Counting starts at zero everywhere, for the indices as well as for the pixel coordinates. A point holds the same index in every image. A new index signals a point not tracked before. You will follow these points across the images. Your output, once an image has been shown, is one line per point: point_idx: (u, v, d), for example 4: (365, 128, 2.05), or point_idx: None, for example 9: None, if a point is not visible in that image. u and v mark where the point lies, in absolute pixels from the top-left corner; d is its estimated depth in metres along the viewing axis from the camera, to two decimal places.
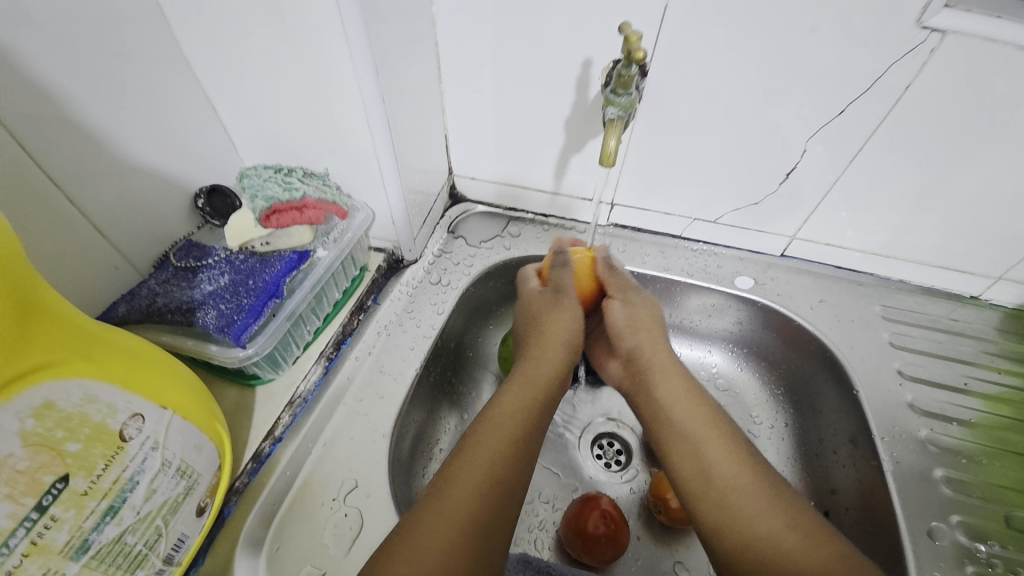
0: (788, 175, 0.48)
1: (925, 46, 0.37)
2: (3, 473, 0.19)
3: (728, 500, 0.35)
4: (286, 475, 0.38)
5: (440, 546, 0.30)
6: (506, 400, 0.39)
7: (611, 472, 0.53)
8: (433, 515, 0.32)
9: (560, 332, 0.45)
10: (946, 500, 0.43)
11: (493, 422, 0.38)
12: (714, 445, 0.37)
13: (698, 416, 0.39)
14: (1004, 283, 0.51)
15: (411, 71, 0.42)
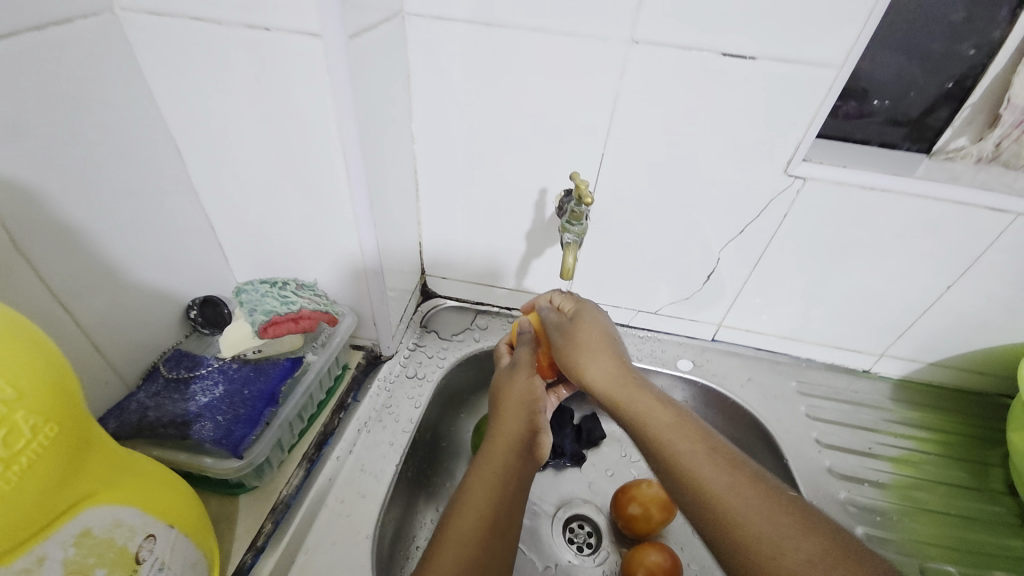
0: (708, 276, 0.59)
1: (794, 187, 0.50)
2: None
3: (716, 503, 0.35)
4: None
5: None
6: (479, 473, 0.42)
7: (584, 556, 0.55)
8: None
9: (518, 404, 0.46)
10: None
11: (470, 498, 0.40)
12: (692, 454, 0.38)
13: (670, 430, 0.40)
14: (888, 358, 0.63)
15: (395, 196, 0.49)
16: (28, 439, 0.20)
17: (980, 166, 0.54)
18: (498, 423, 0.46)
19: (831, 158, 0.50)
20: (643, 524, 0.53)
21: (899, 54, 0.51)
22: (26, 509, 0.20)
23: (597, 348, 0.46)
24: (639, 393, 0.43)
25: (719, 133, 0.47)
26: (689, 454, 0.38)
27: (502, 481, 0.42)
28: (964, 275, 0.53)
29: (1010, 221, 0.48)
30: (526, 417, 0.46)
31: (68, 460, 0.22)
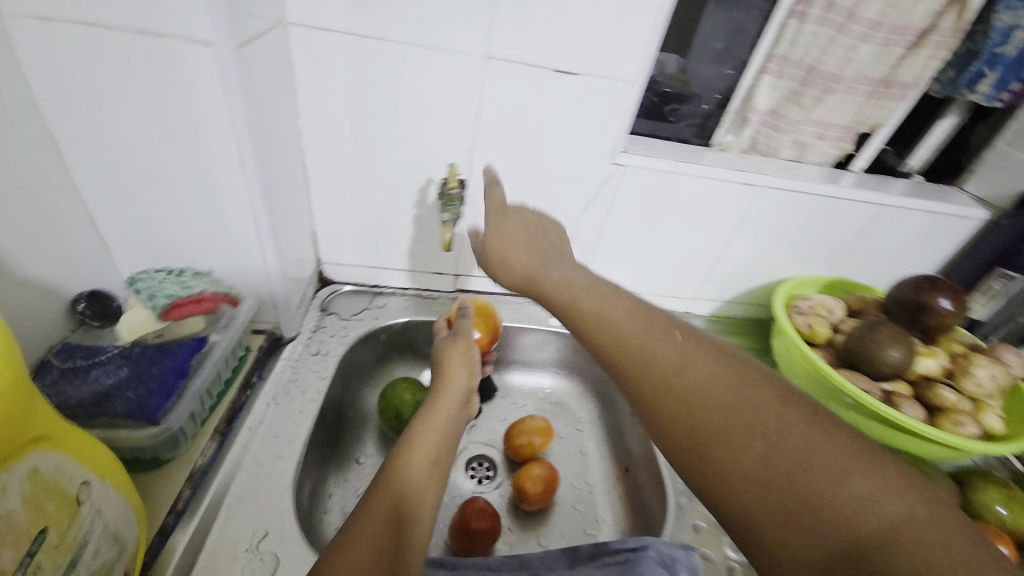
0: (566, 246, 0.72)
1: (618, 172, 0.65)
2: (11, 525, 0.25)
3: (642, 353, 0.37)
4: (194, 544, 0.42)
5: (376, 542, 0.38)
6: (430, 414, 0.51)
7: (484, 484, 0.66)
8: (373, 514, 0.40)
9: (458, 364, 0.57)
10: None
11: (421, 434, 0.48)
12: (612, 309, 0.41)
13: (598, 292, 0.43)
14: (701, 301, 0.83)
15: (287, 185, 0.54)
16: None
17: (743, 155, 0.75)
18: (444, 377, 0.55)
19: (642, 150, 0.66)
20: (528, 449, 0.65)
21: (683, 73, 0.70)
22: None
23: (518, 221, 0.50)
24: (545, 256, 0.48)
25: (561, 131, 0.61)
26: (612, 312, 0.41)
27: (450, 419, 0.52)
28: (737, 233, 0.73)
29: (756, 194, 0.69)
30: (466, 373, 0.56)
31: (20, 407, 0.26)
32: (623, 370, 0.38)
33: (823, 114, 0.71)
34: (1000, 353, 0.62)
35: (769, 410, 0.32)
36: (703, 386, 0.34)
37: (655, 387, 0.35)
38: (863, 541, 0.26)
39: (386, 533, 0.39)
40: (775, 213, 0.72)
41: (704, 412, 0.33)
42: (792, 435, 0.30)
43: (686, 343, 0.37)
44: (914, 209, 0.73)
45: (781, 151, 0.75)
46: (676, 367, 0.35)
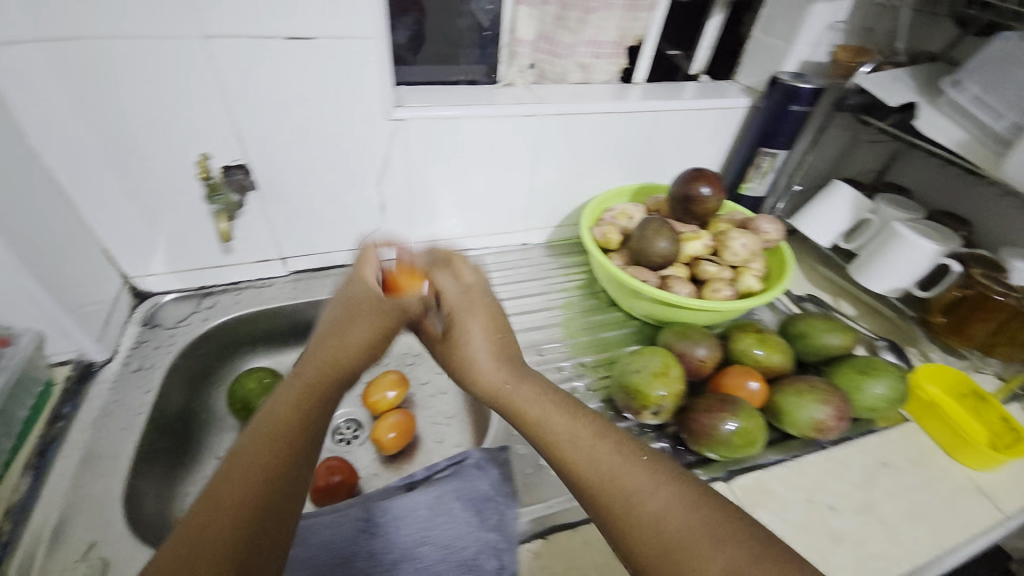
0: (382, 207, 0.74)
1: (400, 127, 0.66)
2: None
3: (590, 480, 0.41)
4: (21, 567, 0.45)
5: (239, 501, 0.35)
6: (314, 372, 0.47)
7: (353, 443, 0.71)
8: (232, 473, 0.37)
9: (367, 308, 0.54)
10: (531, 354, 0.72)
11: (305, 393, 0.45)
12: (557, 420, 0.45)
13: (528, 395, 0.48)
14: (534, 231, 0.89)
15: (31, 214, 0.51)
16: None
17: (532, 84, 0.79)
18: (350, 328, 0.52)
19: (421, 101, 0.67)
20: (382, 402, 0.72)
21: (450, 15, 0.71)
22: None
23: (460, 282, 0.57)
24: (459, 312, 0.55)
25: (324, 99, 0.61)
26: (562, 434, 0.44)
27: (337, 371, 0.48)
28: (538, 163, 0.78)
29: (540, 122, 0.74)
30: (370, 317, 0.54)
31: None
32: (570, 478, 0.42)
33: (594, 34, 0.75)
34: (757, 224, 0.73)
35: (674, 512, 0.38)
36: (655, 509, 0.38)
37: (604, 503, 0.40)
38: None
39: (257, 485, 0.37)
40: (565, 137, 0.78)
41: (637, 514, 0.39)
42: (712, 539, 0.36)
43: (639, 449, 0.43)
44: (691, 109, 0.81)
45: (565, 75, 0.79)
46: (631, 501, 0.39)
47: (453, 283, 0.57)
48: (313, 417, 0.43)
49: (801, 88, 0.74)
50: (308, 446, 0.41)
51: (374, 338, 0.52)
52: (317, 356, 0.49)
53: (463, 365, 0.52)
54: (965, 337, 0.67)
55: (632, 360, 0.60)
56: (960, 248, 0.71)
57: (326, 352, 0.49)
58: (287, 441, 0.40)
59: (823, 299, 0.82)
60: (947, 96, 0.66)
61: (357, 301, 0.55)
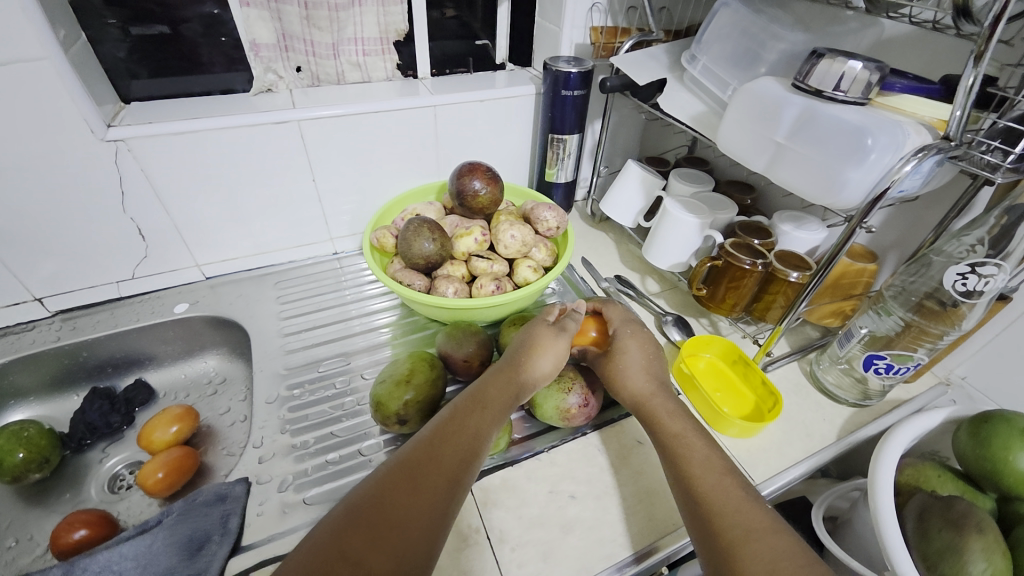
0: (142, 234, 0.69)
1: (123, 147, 0.61)
2: None
3: (708, 514, 0.43)
4: None
5: (355, 560, 0.38)
6: (468, 416, 0.50)
7: (132, 489, 0.67)
8: (383, 512, 0.41)
9: (548, 355, 0.56)
10: (315, 370, 0.69)
11: (455, 430, 0.48)
12: (698, 442, 0.49)
13: (677, 426, 0.51)
14: (343, 239, 0.86)
15: None
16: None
17: (299, 88, 0.75)
18: (531, 359, 0.55)
19: (141, 119, 0.63)
20: (160, 441, 0.67)
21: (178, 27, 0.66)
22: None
23: (630, 356, 0.59)
24: (658, 382, 0.57)
25: (17, 129, 0.56)
26: (701, 457, 0.48)
27: (483, 412, 0.50)
28: (317, 171, 0.75)
29: (297, 128, 0.70)
30: (553, 360, 0.56)
31: None
32: (687, 490, 0.46)
33: (353, 32, 0.74)
34: (539, 213, 0.73)
35: (779, 565, 0.38)
36: (766, 548, 0.39)
37: (711, 538, 0.42)
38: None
39: (365, 551, 0.38)
40: (338, 141, 0.74)
41: (750, 549, 0.40)
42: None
43: (759, 507, 0.43)
44: (470, 100, 0.79)
45: (337, 76, 0.77)
46: (739, 536, 0.41)
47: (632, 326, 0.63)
48: (470, 424, 0.49)
49: (567, 73, 0.74)
50: (445, 498, 0.43)
51: (551, 369, 0.55)
52: (498, 374, 0.54)
53: (611, 386, 0.58)
54: (727, 305, 0.69)
55: (384, 374, 0.59)
56: (734, 220, 0.73)
57: (492, 382, 0.53)
58: (440, 459, 0.45)
59: (629, 279, 0.82)
60: (689, 72, 0.66)
61: (539, 333, 0.58)
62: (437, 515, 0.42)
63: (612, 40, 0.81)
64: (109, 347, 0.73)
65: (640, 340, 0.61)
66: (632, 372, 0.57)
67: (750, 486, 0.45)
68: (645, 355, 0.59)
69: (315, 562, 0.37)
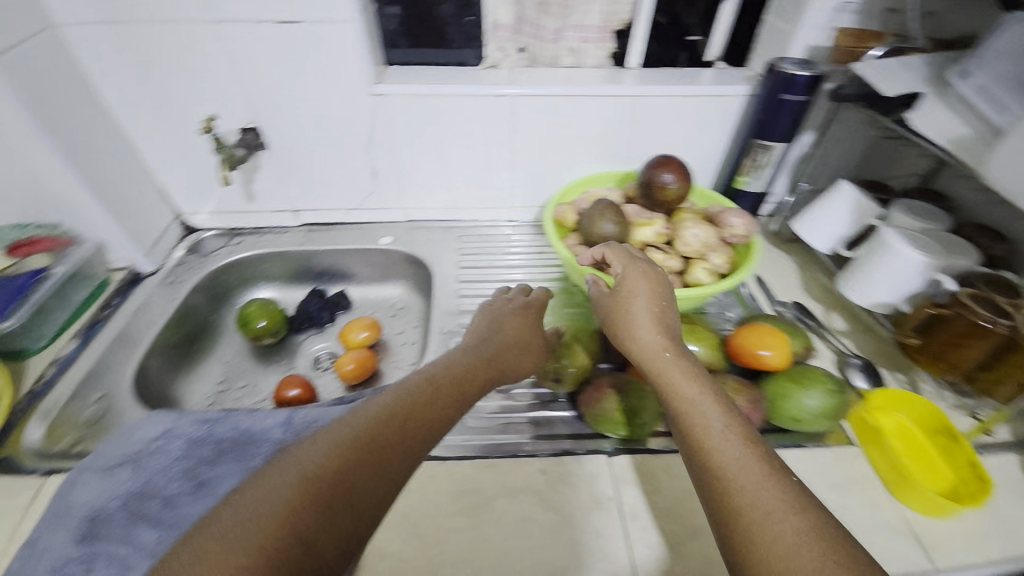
0: (374, 174, 0.85)
1: (380, 101, 0.75)
2: None
3: (731, 493, 0.36)
4: (47, 407, 0.60)
5: (314, 466, 0.35)
6: (442, 387, 0.47)
7: (326, 371, 0.84)
8: (325, 438, 0.37)
9: (528, 362, 0.60)
10: (482, 318, 0.77)
11: (423, 395, 0.45)
12: (715, 412, 0.42)
13: (691, 394, 0.44)
14: (519, 209, 0.94)
15: (102, 151, 0.70)
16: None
17: (517, 67, 0.82)
18: (514, 361, 0.58)
19: (400, 78, 0.75)
20: (353, 341, 0.83)
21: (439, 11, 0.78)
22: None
23: (652, 296, 0.54)
24: (676, 337, 0.51)
25: (318, 77, 0.72)
26: (720, 429, 0.41)
27: (483, 388, 0.52)
28: (517, 142, 0.83)
29: (511, 102, 0.78)
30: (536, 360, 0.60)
31: None
32: (703, 466, 0.39)
33: (580, 19, 0.79)
34: (725, 218, 0.70)
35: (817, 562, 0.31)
36: (806, 544, 0.32)
37: (733, 522, 0.35)
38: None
39: (323, 460, 0.36)
40: (540, 118, 0.80)
41: (782, 540, 0.33)
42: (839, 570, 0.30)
43: (789, 483, 0.36)
44: (676, 95, 0.79)
45: (554, 59, 0.83)
46: (769, 523, 0.34)
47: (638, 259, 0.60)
48: (438, 399, 0.45)
49: (794, 76, 0.69)
50: (421, 446, 0.41)
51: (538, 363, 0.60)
52: (473, 360, 0.53)
53: (619, 331, 0.53)
54: (937, 364, 0.60)
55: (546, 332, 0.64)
56: (974, 268, 0.61)
57: (454, 370, 0.51)
58: (431, 408, 0.44)
59: (808, 308, 0.75)
60: (956, 88, 0.57)
61: (515, 330, 0.61)
62: (416, 455, 0.41)
63: (857, 44, 0.74)
64: (331, 259, 0.92)
65: (658, 284, 0.56)
66: (641, 325, 0.52)
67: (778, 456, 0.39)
68: (664, 304, 0.54)
69: (281, 481, 0.34)
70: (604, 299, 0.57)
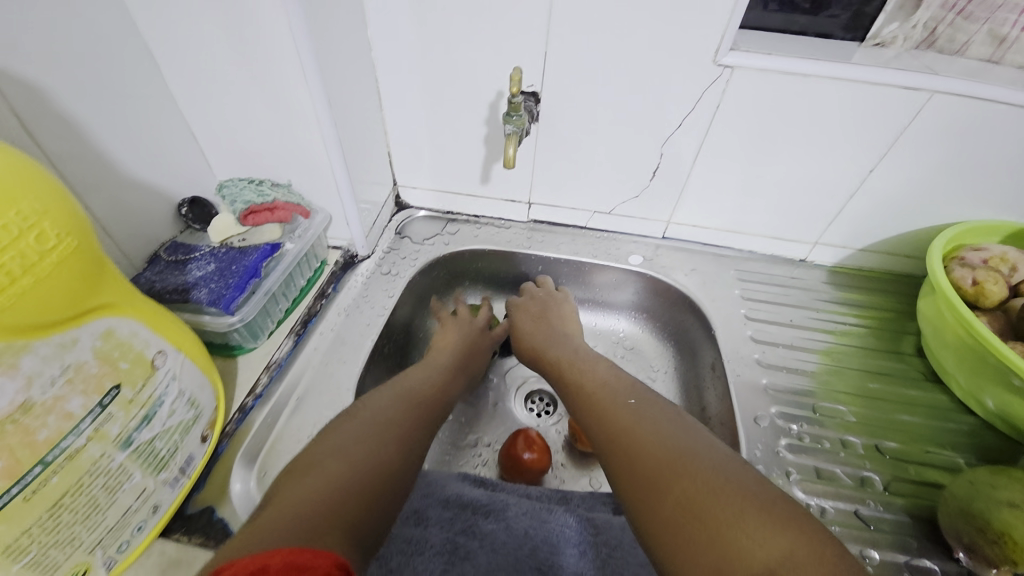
0: (654, 172, 0.63)
1: (722, 77, 0.53)
2: (75, 391, 0.28)
3: (627, 450, 0.40)
4: (260, 435, 0.46)
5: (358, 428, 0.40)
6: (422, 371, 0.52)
7: (543, 419, 0.64)
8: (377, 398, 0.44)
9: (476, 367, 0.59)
10: (798, 409, 0.54)
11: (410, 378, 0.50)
12: (604, 399, 0.46)
13: (597, 388, 0.48)
14: (822, 247, 0.67)
15: (353, 96, 0.54)
16: (40, 260, 0.25)
17: (912, 51, 0.56)
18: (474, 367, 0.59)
19: (760, 47, 0.52)
20: None
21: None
22: (56, 302, 0.27)
23: (540, 311, 0.64)
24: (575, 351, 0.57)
25: (654, 32, 0.51)
26: (612, 406, 0.45)
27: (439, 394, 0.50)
28: (884, 159, 0.57)
29: (923, 100, 0.51)
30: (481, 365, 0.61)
31: (80, 275, 0.28)
32: (608, 442, 0.42)
33: None
34: None
35: (698, 496, 0.34)
36: (696, 483, 0.35)
37: (635, 478, 0.38)
38: (725, 557, 0.30)
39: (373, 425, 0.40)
40: (947, 130, 0.53)
41: (666, 488, 0.35)
42: (746, 506, 0.32)
43: (688, 439, 0.39)
44: None
45: (969, 49, 0.55)
46: (659, 467, 0.37)
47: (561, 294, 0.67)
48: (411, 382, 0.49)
49: None
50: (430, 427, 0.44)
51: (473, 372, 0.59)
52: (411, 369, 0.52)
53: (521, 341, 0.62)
54: None
55: (1002, 489, 0.41)
56: None
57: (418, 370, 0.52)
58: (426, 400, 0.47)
59: None
60: None
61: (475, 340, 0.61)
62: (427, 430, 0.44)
63: None
64: (557, 270, 0.72)
65: (557, 312, 0.64)
66: (582, 354, 0.56)
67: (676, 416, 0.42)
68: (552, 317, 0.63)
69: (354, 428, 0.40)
70: (539, 328, 0.61)
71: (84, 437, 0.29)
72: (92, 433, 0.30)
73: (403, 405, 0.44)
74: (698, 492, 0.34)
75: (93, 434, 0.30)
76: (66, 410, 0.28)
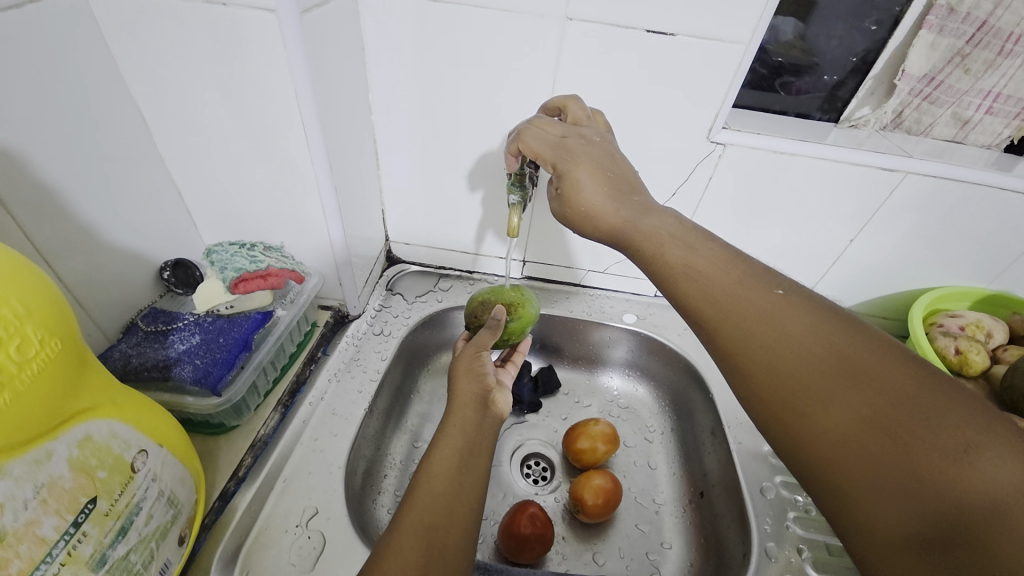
0: None
1: (714, 153, 0.55)
2: (48, 510, 0.25)
3: (791, 388, 0.30)
4: (242, 525, 0.41)
5: (429, 494, 0.37)
6: (466, 387, 0.46)
7: (539, 486, 0.62)
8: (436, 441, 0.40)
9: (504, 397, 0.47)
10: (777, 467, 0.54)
11: (459, 409, 0.43)
12: (767, 331, 0.32)
13: (755, 307, 0.33)
14: None
15: (353, 157, 0.53)
16: (19, 371, 0.23)
17: (882, 131, 0.60)
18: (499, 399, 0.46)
19: (748, 126, 0.55)
20: (590, 456, 0.60)
21: (795, 40, 0.57)
22: (33, 415, 0.24)
23: (600, 176, 0.42)
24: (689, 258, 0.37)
25: (650, 109, 0.53)
26: (771, 342, 0.32)
27: (478, 405, 0.44)
28: (864, 230, 0.60)
29: (898, 179, 0.55)
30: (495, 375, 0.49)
31: (62, 382, 0.26)
32: (769, 384, 0.31)
33: (996, 82, 0.55)
34: None
35: (855, 416, 0.28)
36: (855, 401, 0.28)
37: (792, 419, 0.30)
38: (921, 476, 0.25)
39: (442, 486, 0.37)
40: (918, 206, 0.57)
41: (818, 413, 0.29)
42: (920, 411, 0.26)
43: (864, 363, 0.29)
44: None
45: (934, 129, 0.59)
46: (827, 405, 0.29)
47: (574, 139, 0.44)
48: (472, 396, 0.45)
49: None
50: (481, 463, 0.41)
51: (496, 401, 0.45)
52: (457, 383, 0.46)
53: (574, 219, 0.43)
54: None
55: None
56: None
57: (460, 381, 0.46)
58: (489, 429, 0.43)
59: None
60: None
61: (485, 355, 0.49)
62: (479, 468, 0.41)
63: None
64: (551, 328, 0.71)
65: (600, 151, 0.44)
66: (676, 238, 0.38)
67: (859, 337, 0.31)
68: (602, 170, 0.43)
69: (429, 493, 0.37)
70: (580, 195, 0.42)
71: (56, 563, 0.26)
72: (65, 557, 0.26)
73: (466, 446, 0.41)
74: (874, 404, 0.28)
75: (66, 558, 0.26)
76: (38, 536, 0.25)
